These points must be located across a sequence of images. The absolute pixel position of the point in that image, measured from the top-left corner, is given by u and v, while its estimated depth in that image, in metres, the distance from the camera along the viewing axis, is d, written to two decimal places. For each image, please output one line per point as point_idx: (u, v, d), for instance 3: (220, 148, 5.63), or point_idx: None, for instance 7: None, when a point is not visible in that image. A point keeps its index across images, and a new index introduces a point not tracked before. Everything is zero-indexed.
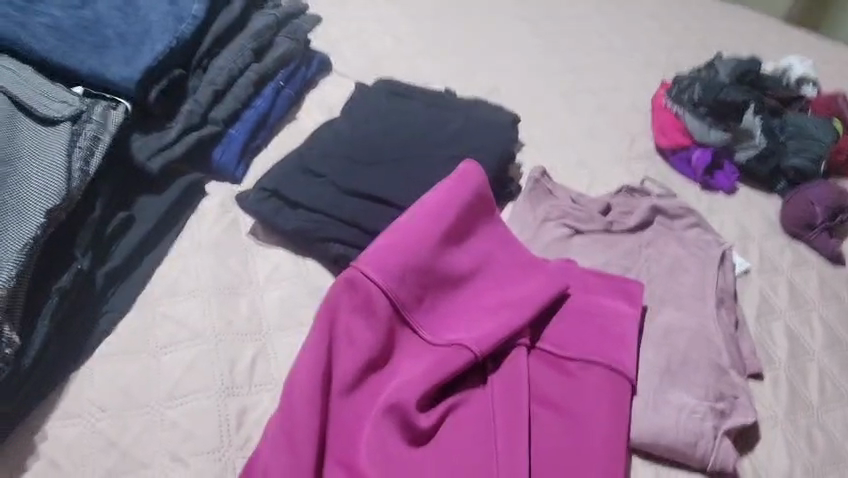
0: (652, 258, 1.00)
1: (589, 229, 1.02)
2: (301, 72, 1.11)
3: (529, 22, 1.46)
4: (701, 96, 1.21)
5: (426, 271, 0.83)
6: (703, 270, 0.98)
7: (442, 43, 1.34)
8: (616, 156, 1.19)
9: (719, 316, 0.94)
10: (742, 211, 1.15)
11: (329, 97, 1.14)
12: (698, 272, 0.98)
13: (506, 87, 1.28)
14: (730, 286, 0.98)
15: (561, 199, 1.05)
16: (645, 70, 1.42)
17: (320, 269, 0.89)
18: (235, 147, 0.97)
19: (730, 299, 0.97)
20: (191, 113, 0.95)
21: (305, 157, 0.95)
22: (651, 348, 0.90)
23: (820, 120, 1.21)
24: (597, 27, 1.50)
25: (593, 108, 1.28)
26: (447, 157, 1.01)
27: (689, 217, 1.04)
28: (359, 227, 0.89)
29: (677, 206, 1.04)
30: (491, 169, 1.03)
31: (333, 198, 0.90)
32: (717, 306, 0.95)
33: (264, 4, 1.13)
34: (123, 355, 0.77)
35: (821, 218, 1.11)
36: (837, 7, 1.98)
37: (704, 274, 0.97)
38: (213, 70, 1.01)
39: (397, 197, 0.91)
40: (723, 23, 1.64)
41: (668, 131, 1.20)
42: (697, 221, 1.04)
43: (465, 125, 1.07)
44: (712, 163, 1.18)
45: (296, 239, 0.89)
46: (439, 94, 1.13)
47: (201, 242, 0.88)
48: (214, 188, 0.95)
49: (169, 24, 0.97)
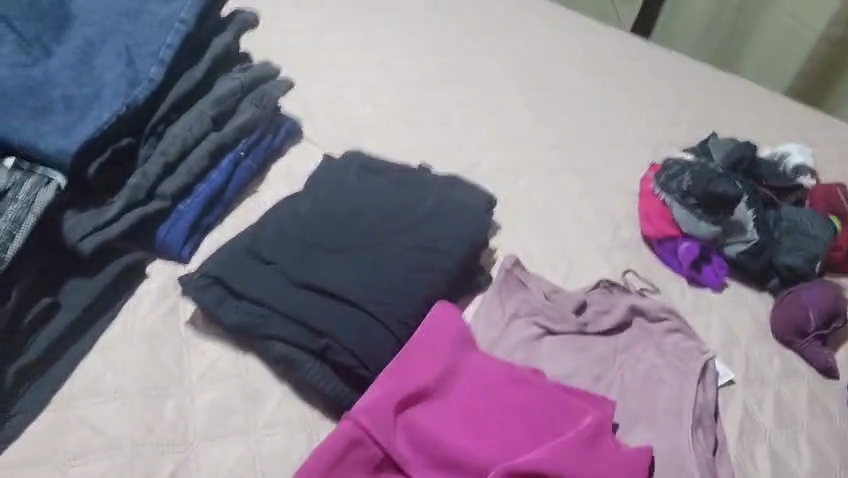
0: (626, 366, 0.92)
1: (561, 329, 0.95)
2: (265, 141, 1.05)
3: (519, 90, 1.40)
4: (690, 185, 1.14)
5: (376, 399, 0.77)
6: (681, 384, 0.90)
7: (424, 111, 1.29)
8: (598, 243, 1.13)
9: (696, 438, 0.86)
10: (729, 311, 1.07)
11: (295, 167, 1.08)
12: (677, 385, 0.90)
13: (487, 163, 1.22)
14: (710, 403, 0.90)
15: (534, 294, 0.98)
16: (635, 149, 1.37)
17: (261, 370, 0.81)
18: (182, 225, 0.90)
19: (709, 418, 0.89)
20: (136, 187, 0.88)
21: (257, 239, 0.89)
22: None
23: (817, 215, 1.15)
24: (590, 99, 1.45)
25: (578, 189, 1.22)
26: (411, 245, 0.93)
27: (670, 321, 0.97)
28: (305, 326, 0.80)
29: (658, 308, 0.97)
30: (461, 258, 0.95)
31: (280, 290, 0.83)
32: (695, 426, 0.87)
33: (232, 68, 1.08)
34: (29, 467, 0.70)
35: (815, 324, 1.04)
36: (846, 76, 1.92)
37: (682, 387, 0.90)
38: (166, 139, 0.94)
39: (350, 289, 0.84)
40: (721, 98, 1.59)
41: (654, 220, 1.13)
42: (678, 327, 0.96)
43: (435, 208, 1.01)
44: (700, 256, 1.11)
45: (236, 334, 0.82)
46: (412, 172, 1.08)
47: (133, 333, 0.81)
48: (155, 268, 0.88)
49: (120, 88, 0.93)
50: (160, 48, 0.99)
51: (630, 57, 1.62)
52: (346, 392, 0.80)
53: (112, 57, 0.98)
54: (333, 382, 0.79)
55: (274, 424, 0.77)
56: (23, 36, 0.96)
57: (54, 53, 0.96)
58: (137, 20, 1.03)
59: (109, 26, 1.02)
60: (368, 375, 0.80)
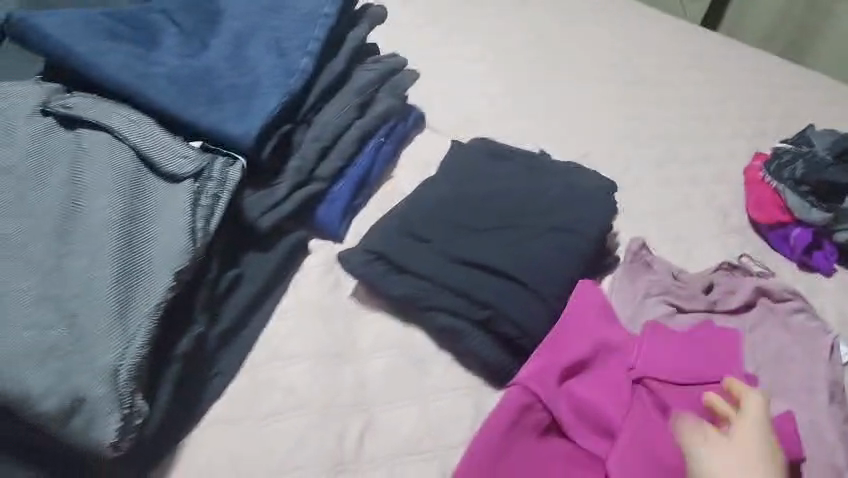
0: (755, 345, 0.97)
1: (691, 307, 1.00)
2: (398, 127, 1.12)
3: (615, 87, 1.47)
4: (804, 172, 1.16)
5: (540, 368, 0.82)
6: (812, 360, 0.94)
7: (531, 104, 1.35)
8: (710, 230, 1.17)
9: (833, 410, 0.90)
10: (841, 296, 1.11)
11: (425, 154, 1.14)
12: (808, 361, 0.94)
13: (596, 155, 1.28)
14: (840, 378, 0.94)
15: (661, 274, 1.02)
16: (732, 142, 1.41)
17: (425, 340, 0.87)
18: (339, 205, 0.96)
19: (840, 392, 0.92)
20: (299, 169, 0.94)
21: (407, 221, 0.94)
22: None
23: None
24: (683, 96, 1.50)
25: (684, 180, 1.27)
26: (549, 227, 0.99)
27: (795, 302, 1.00)
28: (467, 297, 0.86)
29: (783, 289, 1.01)
30: (595, 240, 1.01)
31: (439, 266, 0.88)
32: (831, 400, 0.91)
33: (364, 59, 1.14)
34: (235, 422, 0.75)
35: None
36: None
37: (815, 364, 0.94)
38: (318, 125, 1.00)
39: (506, 266, 0.89)
40: (806, 93, 1.63)
41: (764, 207, 1.18)
42: (804, 307, 1.00)
43: (564, 192, 1.06)
44: (811, 242, 1.15)
45: (400, 305, 0.88)
46: (536, 158, 1.13)
47: (305, 304, 0.87)
48: (316, 245, 0.94)
49: (278, 77, 0.99)
50: (307, 41, 1.04)
51: (715, 55, 1.67)
52: (507, 361, 0.85)
53: (262, 49, 1.04)
54: (495, 351, 0.85)
55: (443, 390, 0.83)
56: (183, 29, 1.02)
57: (211, 45, 1.03)
58: (282, 14, 1.09)
59: (255, 20, 1.07)
60: (527, 345, 0.86)
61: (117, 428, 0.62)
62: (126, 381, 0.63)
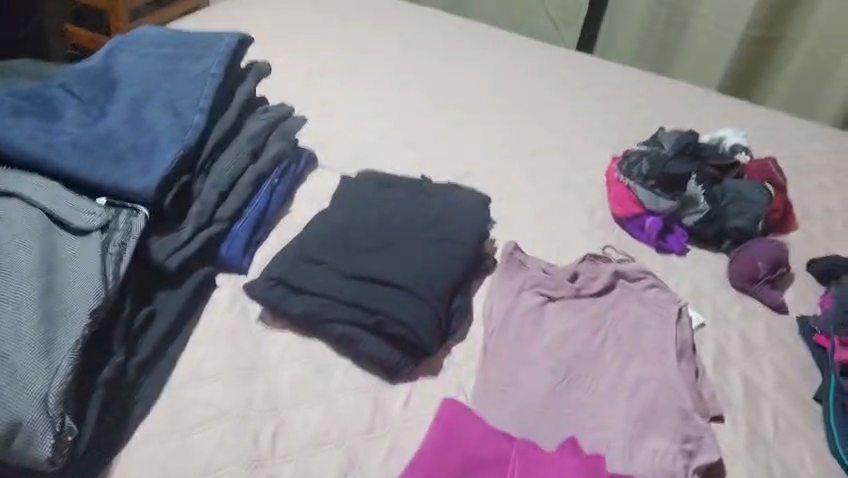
0: (617, 319, 1.13)
1: (560, 295, 1.15)
2: (290, 169, 1.25)
3: (493, 110, 1.63)
4: (649, 169, 1.36)
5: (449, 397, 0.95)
6: (664, 326, 1.11)
7: (416, 133, 1.49)
8: (579, 227, 1.33)
9: (680, 367, 1.07)
10: (693, 271, 1.28)
11: (319, 190, 1.28)
12: (660, 327, 1.11)
13: (478, 172, 1.42)
14: (688, 338, 1.11)
15: (533, 270, 1.18)
16: (598, 147, 1.59)
17: (326, 350, 0.99)
18: (239, 241, 1.08)
19: (689, 350, 1.10)
20: (200, 214, 1.05)
21: (304, 248, 1.06)
22: (624, 399, 1.02)
23: (756, 185, 1.37)
24: (554, 110, 1.68)
25: (555, 186, 1.43)
26: (429, 239, 1.13)
27: (647, 279, 1.19)
28: (360, 306, 0.99)
29: (636, 270, 1.19)
30: (472, 247, 1.15)
31: (335, 282, 1.01)
32: (678, 358, 1.07)
33: (255, 110, 1.26)
34: (162, 436, 0.86)
35: (763, 270, 1.26)
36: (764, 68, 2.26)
37: (665, 329, 1.11)
38: (216, 173, 1.11)
39: (391, 275, 1.02)
40: (664, 99, 1.84)
41: (622, 203, 1.34)
42: (655, 283, 1.18)
43: (444, 210, 1.20)
44: (663, 228, 1.33)
45: (301, 321, 1.00)
46: (417, 184, 1.27)
47: (217, 331, 0.98)
48: (222, 279, 1.07)
49: (174, 133, 1.10)
50: (199, 100, 1.16)
51: (581, 73, 1.86)
52: (399, 358, 0.98)
53: (157, 110, 1.15)
54: (388, 350, 0.98)
55: (346, 389, 0.95)
56: (82, 99, 1.14)
57: (110, 111, 1.13)
58: (174, 76, 1.20)
59: (149, 84, 1.19)
60: (416, 341, 0.98)
61: (53, 444, 0.73)
62: (56, 406, 0.74)
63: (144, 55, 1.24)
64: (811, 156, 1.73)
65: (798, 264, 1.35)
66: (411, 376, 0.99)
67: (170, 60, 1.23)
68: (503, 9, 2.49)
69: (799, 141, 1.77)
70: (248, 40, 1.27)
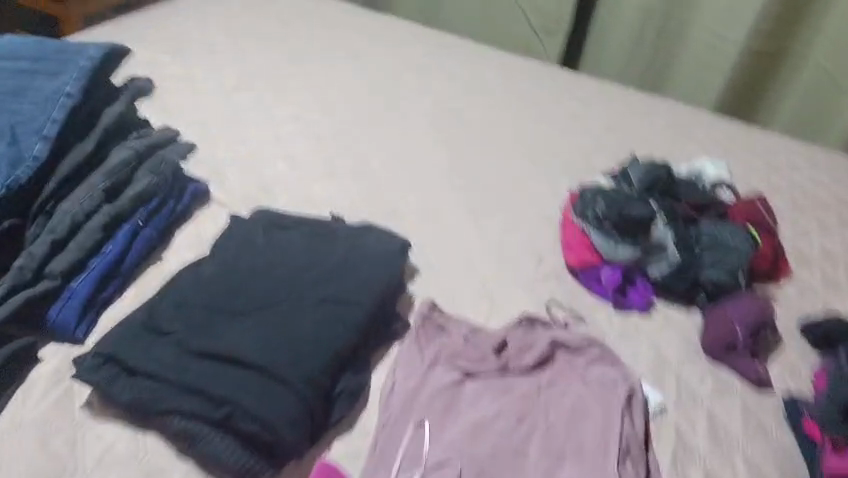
0: (549, 402, 0.90)
1: (481, 370, 0.92)
2: (167, 207, 1.03)
3: (436, 135, 1.43)
4: (604, 211, 1.11)
5: None
6: (607, 413, 0.88)
7: (338, 163, 1.29)
8: (520, 276, 1.11)
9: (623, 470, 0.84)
10: (658, 332, 1.05)
11: (204, 230, 1.06)
12: (601, 417, 0.88)
13: (406, 207, 1.21)
14: (638, 431, 0.88)
15: (452, 335, 0.95)
16: (558, 176, 1.37)
17: (161, 448, 0.78)
18: (76, 303, 0.87)
19: (637, 446, 0.87)
20: (21, 269, 0.85)
21: (151, 312, 0.86)
22: None
23: (737, 229, 1.15)
24: (509, 134, 1.47)
25: (497, 223, 1.21)
26: (317, 298, 0.91)
27: (592, 351, 0.95)
28: (202, 395, 0.77)
29: (578, 338, 0.96)
30: (371, 309, 0.92)
31: (176, 363, 0.80)
32: (622, 457, 0.85)
33: (128, 136, 1.05)
34: None
35: (743, 338, 1.03)
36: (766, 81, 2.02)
37: (607, 418, 0.88)
38: (58, 217, 0.91)
39: (248, 353, 0.81)
40: (643, 118, 1.61)
41: (575, 249, 1.11)
42: (600, 355, 0.95)
43: (345, 256, 0.99)
44: (624, 279, 1.09)
45: (132, 411, 0.79)
46: (320, 224, 1.06)
47: (23, 423, 0.78)
48: (47, 352, 0.85)
49: (1, 168, 0.89)
50: (45, 124, 0.95)
51: (549, 89, 1.65)
52: (253, 461, 0.77)
53: None
54: (238, 452, 0.76)
55: None
56: None
57: None
58: (24, 96, 1.00)
59: None
60: (272, 441, 0.77)
61: None
62: None
63: None
64: (813, 187, 1.49)
65: (788, 324, 1.12)
66: None
67: (25, 77, 1.03)
68: (478, 17, 2.28)
69: (800, 169, 1.54)
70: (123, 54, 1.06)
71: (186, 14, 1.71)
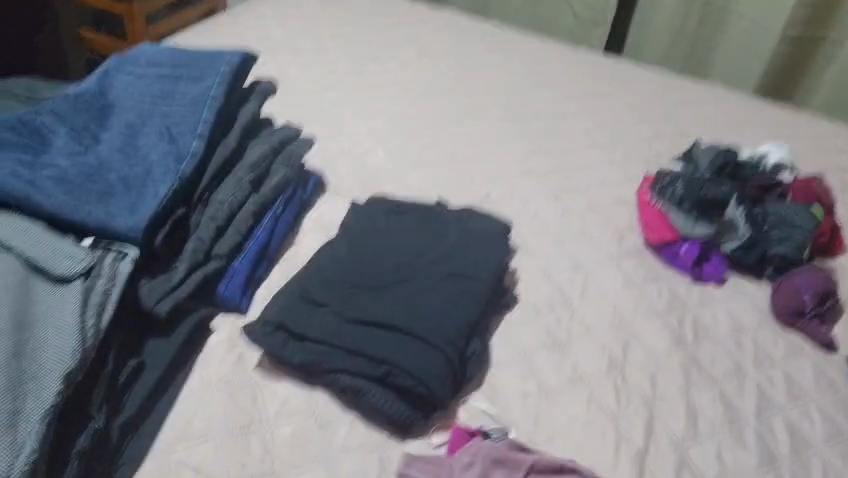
0: (636, 367, 1.05)
1: (580, 343, 1.07)
2: (297, 195, 1.17)
3: (511, 125, 1.55)
4: (683, 193, 1.25)
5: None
6: (687, 380, 1.04)
7: (430, 153, 1.42)
8: (606, 254, 1.23)
9: (715, 426, 0.99)
10: (733, 302, 1.18)
11: (326, 215, 1.20)
12: (683, 384, 1.04)
13: (496, 194, 1.33)
14: (713, 391, 1.04)
15: (551, 316, 1.10)
16: (626, 163, 1.49)
17: (328, 402, 0.93)
18: (238, 280, 1.01)
19: (719, 404, 1.02)
20: (195, 250, 0.98)
21: (307, 286, 0.99)
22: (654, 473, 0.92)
23: (799, 208, 1.26)
24: (577, 125, 1.59)
25: (578, 207, 1.34)
26: (446, 273, 1.05)
27: (669, 329, 1.11)
28: (364, 356, 0.91)
29: (655, 321, 1.12)
30: (490, 281, 1.06)
31: (338, 329, 0.94)
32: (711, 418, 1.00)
33: (259, 133, 1.18)
34: None
35: (811, 304, 1.15)
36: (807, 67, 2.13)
37: (688, 383, 1.04)
38: (214, 204, 1.04)
39: (397, 320, 0.95)
40: (697, 107, 1.73)
41: (655, 227, 1.24)
42: (673, 330, 1.11)
43: (459, 239, 1.12)
44: (700, 255, 1.22)
45: (302, 371, 0.93)
46: (431, 210, 1.19)
47: (211, 383, 0.92)
48: (220, 322, 0.99)
49: (169, 163, 1.02)
50: (197, 124, 1.08)
51: (607, 80, 1.76)
52: (411, 413, 0.91)
53: (152, 136, 1.07)
54: (398, 404, 0.90)
55: (348, 448, 0.88)
56: (73, 127, 1.07)
57: (102, 139, 1.06)
58: (171, 100, 1.12)
59: (146, 108, 1.11)
60: (428, 393, 0.90)
61: None
62: None
63: (140, 77, 1.17)
64: None
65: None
66: (423, 432, 0.92)
67: (167, 81, 1.16)
68: (527, 10, 2.39)
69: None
70: (251, 58, 1.19)
71: (264, 17, 1.83)
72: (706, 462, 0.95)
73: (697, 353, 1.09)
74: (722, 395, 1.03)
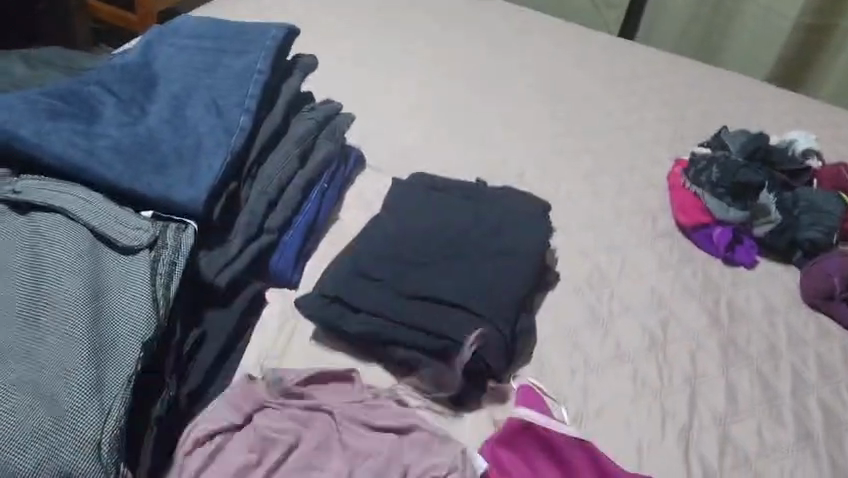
0: (674, 346, 1.08)
1: (621, 323, 1.09)
2: (340, 170, 1.18)
3: (540, 105, 1.56)
4: (717, 178, 1.27)
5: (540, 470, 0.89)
6: (725, 359, 1.07)
7: (463, 132, 1.43)
8: (640, 235, 1.25)
9: (754, 404, 1.02)
10: (764, 284, 1.21)
11: (367, 191, 1.22)
12: (720, 362, 1.06)
13: (530, 175, 1.35)
14: (750, 370, 1.06)
15: (591, 295, 1.12)
16: (653, 146, 1.51)
17: (384, 374, 0.95)
18: (290, 253, 1.03)
19: (756, 383, 1.05)
20: (249, 224, 0.98)
21: (360, 260, 1.01)
22: (698, 448, 0.95)
23: (828, 194, 1.27)
24: (604, 107, 1.60)
25: (611, 188, 1.35)
26: (496, 251, 1.07)
27: (705, 310, 1.14)
28: (422, 331, 0.94)
29: (691, 302, 1.14)
30: (535, 259, 1.08)
31: (395, 303, 0.96)
32: (748, 396, 1.03)
33: (302, 108, 1.19)
34: None
35: (840, 288, 1.18)
36: (822, 54, 2.15)
37: (725, 362, 1.07)
38: (264, 178, 1.05)
39: (453, 296, 0.97)
40: (720, 92, 1.74)
41: (688, 210, 1.26)
42: (708, 310, 1.14)
43: (503, 218, 1.13)
44: (732, 238, 1.24)
45: (359, 342, 0.95)
46: (473, 186, 1.20)
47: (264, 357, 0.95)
48: (274, 295, 1.02)
49: (220, 136, 1.02)
50: (244, 98, 1.08)
51: (631, 63, 1.77)
52: (465, 384, 0.92)
53: (200, 108, 1.06)
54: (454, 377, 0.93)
55: None
56: (119, 97, 1.06)
57: (149, 110, 1.05)
58: (215, 73, 1.12)
59: (191, 80, 1.10)
60: (481, 364, 0.93)
61: None
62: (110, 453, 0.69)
63: (182, 49, 1.16)
64: None
65: None
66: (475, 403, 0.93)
67: (209, 53, 1.15)
68: None
69: None
70: (293, 34, 1.19)
71: None
72: (746, 438, 0.98)
73: (733, 333, 1.11)
74: (758, 374, 1.06)
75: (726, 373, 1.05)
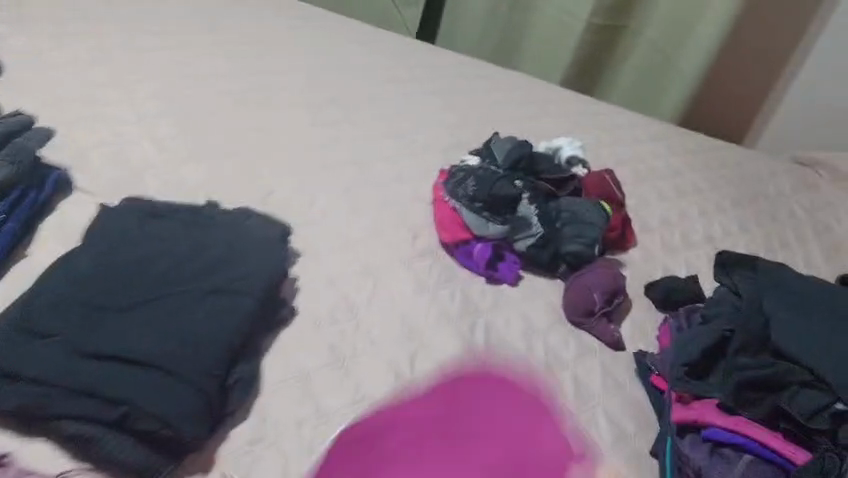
0: (421, 382, 0.97)
1: (362, 359, 0.98)
2: (27, 196, 0.99)
3: (305, 113, 1.43)
4: (475, 191, 1.18)
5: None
6: (475, 391, 0.98)
7: (208, 144, 1.27)
8: (397, 256, 1.15)
9: None
10: (525, 302, 1.13)
11: (71, 221, 1.02)
12: (471, 395, 0.97)
13: (280, 192, 1.21)
14: (503, 399, 0.98)
15: (331, 331, 1.00)
16: (426, 155, 1.42)
17: (53, 452, 0.78)
18: None
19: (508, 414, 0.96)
20: None
21: (27, 310, 0.82)
22: None
23: (590, 203, 1.23)
24: (378, 113, 1.49)
25: (372, 205, 1.25)
26: (209, 287, 0.91)
27: (459, 336, 1.04)
28: (98, 396, 0.77)
29: (445, 328, 1.05)
30: (260, 294, 0.94)
31: (66, 365, 0.78)
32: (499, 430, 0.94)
33: None
34: None
35: (600, 303, 1.13)
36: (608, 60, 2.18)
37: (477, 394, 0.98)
38: None
39: (147, 349, 0.80)
40: (503, 95, 1.69)
41: (448, 227, 1.17)
42: (462, 337, 1.05)
43: (228, 249, 0.98)
44: (493, 255, 1.16)
45: (14, 416, 0.78)
46: (196, 214, 1.05)
47: None
48: None
49: None
50: None
51: (414, 64, 1.68)
52: (156, 459, 0.77)
53: None
54: (140, 451, 0.77)
55: None
56: None
57: None
58: None
59: None
60: (171, 435, 0.77)
61: None
62: None
63: None
64: (656, 163, 1.61)
65: (637, 290, 1.23)
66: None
67: None
68: None
69: (643, 147, 1.66)
70: None
71: None
72: None
73: (487, 359, 1.03)
74: (514, 402, 0.98)
75: (476, 402, 0.96)
